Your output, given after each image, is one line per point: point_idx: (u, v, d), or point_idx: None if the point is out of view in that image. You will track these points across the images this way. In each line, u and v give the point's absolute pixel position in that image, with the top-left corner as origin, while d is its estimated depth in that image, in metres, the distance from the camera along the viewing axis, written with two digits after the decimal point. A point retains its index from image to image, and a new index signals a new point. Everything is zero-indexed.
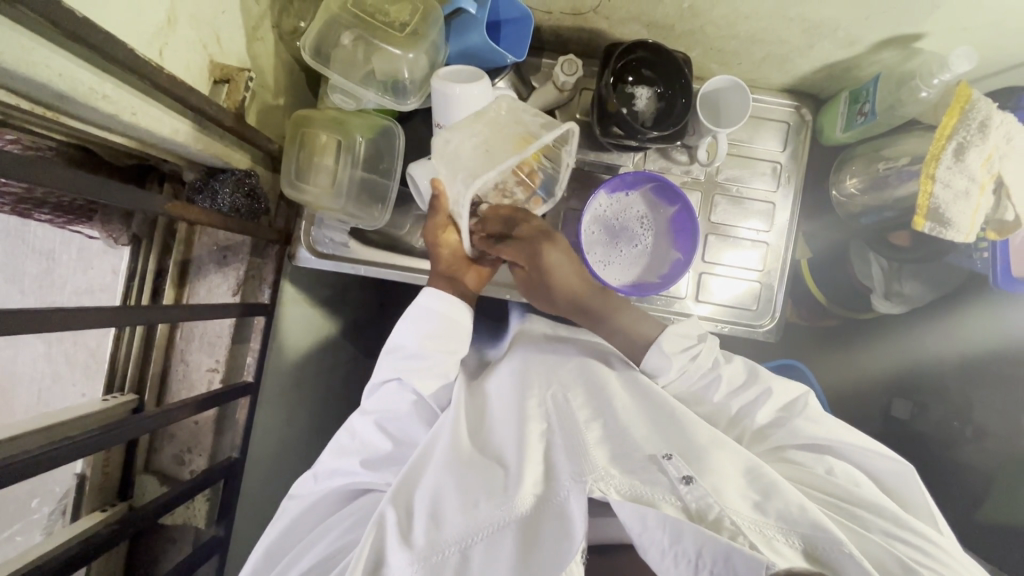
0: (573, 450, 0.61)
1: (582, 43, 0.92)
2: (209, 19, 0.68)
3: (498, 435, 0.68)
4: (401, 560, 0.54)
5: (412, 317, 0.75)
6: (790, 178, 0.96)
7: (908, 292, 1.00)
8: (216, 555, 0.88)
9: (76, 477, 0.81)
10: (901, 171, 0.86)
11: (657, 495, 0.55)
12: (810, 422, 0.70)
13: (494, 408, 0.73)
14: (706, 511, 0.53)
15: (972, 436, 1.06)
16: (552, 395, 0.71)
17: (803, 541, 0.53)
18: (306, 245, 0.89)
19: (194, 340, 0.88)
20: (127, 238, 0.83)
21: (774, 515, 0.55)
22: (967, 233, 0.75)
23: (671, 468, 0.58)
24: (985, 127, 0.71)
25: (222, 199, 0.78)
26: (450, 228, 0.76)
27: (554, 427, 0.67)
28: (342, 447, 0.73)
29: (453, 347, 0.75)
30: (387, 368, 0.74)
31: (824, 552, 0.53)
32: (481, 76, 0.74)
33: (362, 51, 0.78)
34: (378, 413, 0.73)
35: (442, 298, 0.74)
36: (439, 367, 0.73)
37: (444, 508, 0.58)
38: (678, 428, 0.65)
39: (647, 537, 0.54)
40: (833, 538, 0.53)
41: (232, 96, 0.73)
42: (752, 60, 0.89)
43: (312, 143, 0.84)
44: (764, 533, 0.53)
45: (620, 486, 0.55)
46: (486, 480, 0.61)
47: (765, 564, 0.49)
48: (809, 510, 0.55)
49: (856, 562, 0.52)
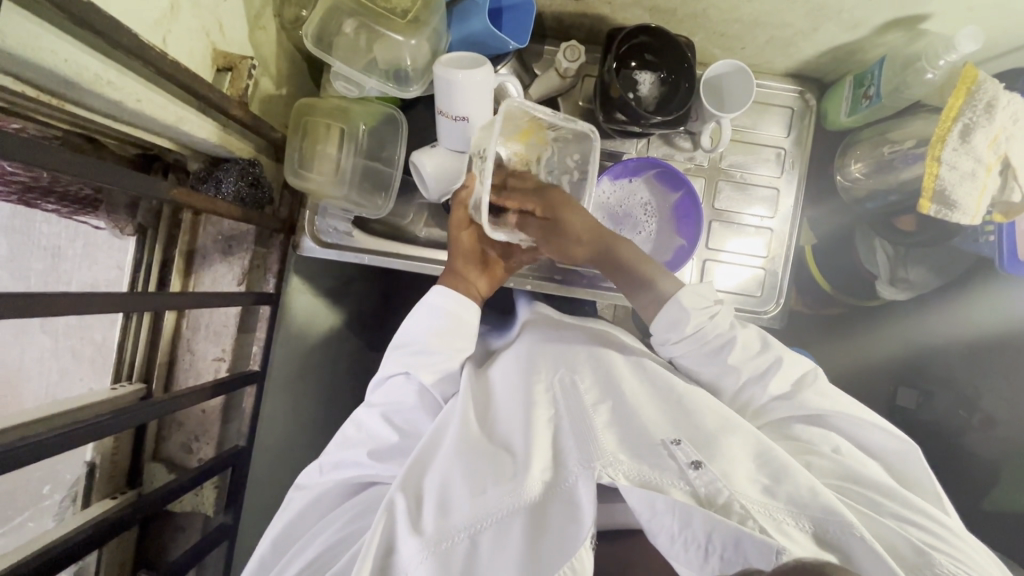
0: (581, 435, 0.63)
1: (584, 29, 0.92)
2: (212, 6, 0.68)
3: (505, 419, 0.69)
4: (411, 546, 0.55)
5: (419, 313, 0.77)
6: (794, 164, 0.96)
7: (912, 278, 1.00)
8: (225, 542, 0.89)
9: (85, 465, 0.80)
10: (907, 155, 0.85)
11: (666, 480, 0.56)
12: (819, 396, 0.70)
13: (499, 392, 0.74)
14: (714, 496, 0.55)
15: (978, 423, 1.07)
16: (560, 378, 0.72)
17: (812, 523, 0.54)
18: (311, 234, 0.89)
19: (200, 329, 0.88)
20: (133, 228, 0.83)
21: (782, 498, 0.56)
22: (973, 216, 0.74)
23: (679, 453, 0.60)
24: (992, 108, 0.70)
25: (226, 186, 0.78)
26: (470, 226, 0.80)
27: (561, 414, 0.68)
28: (348, 439, 0.75)
29: (459, 344, 0.77)
30: (395, 362, 0.76)
31: (832, 535, 0.54)
32: (483, 61, 0.75)
33: (365, 38, 0.78)
34: (385, 406, 0.74)
35: (450, 296, 0.76)
36: (445, 364, 0.75)
37: (453, 495, 0.59)
38: (687, 415, 0.66)
39: (656, 523, 0.55)
40: (840, 521, 0.54)
41: (236, 84, 0.72)
42: (755, 45, 0.89)
43: (315, 130, 0.84)
44: (774, 516, 0.54)
45: (628, 472, 0.57)
46: (494, 466, 0.62)
47: (774, 550, 0.49)
48: (819, 493, 0.56)
49: (866, 546, 0.53)
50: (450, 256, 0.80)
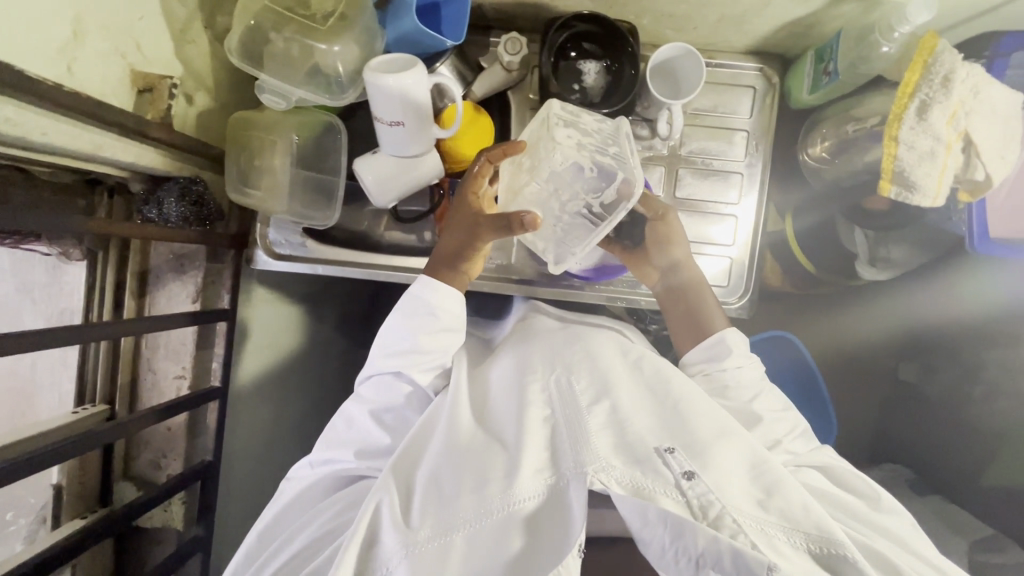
0: (576, 435, 0.61)
1: (529, 18, 0.88)
2: (126, 27, 0.67)
3: (502, 419, 0.69)
4: (392, 540, 0.56)
5: (406, 307, 0.75)
6: (758, 146, 0.92)
7: (894, 256, 0.96)
8: (199, 554, 0.91)
9: (52, 487, 0.82)
10: (871, 132, 0.80)
11: (658, 488, 0.55)
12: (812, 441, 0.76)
13: (496, 395, 0.74)
14: (708, 508, 0.53)
15: (982, 397, 1.03)
16: (556, 380, 0.71)
17: (808, 543, 0.53)
18: (263, 247, 0.90)
19: (159, 349, 0.89)
20: (81, 253, 0.83)
21: (775, 513, 0.55)
22: (934, 197, 0.70)
23: (674, 462, 0.57)
24: (950, 81, 0.65)
25: (169, 209, 0.78)
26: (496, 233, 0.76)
27: (557, 416, 0.66)
28: (337, 437, 0.75)
29: (450, 340, 0.77)
30: (384, 363, 0.75)
31: (828, 555, 0.53)
32: (413, 62, 0.72)
33: (294, 47, 0.75)
34: (374, 404, 0.74)
35: (440, 292, 0.75)
36: (437, 361, 0.76)
37: (442, 494, 0.59)
38: (683, 419, 0.65)
39: (648, 532, 0.55)
40: (833, 538, 0.53)
41: (156, 106, 0.71)
42: (707, 24, 0.84)
43: (253, 145, 0.82)
44: (765, 529, 0.53)
45: (621, 478, 0.56)
46: (485, 464, 0.61)
47: (766, 567, 0.49)
48: (812, 511, 0.55)
49: (864, 574, 0.51)
50: (461, 250, 0.76)
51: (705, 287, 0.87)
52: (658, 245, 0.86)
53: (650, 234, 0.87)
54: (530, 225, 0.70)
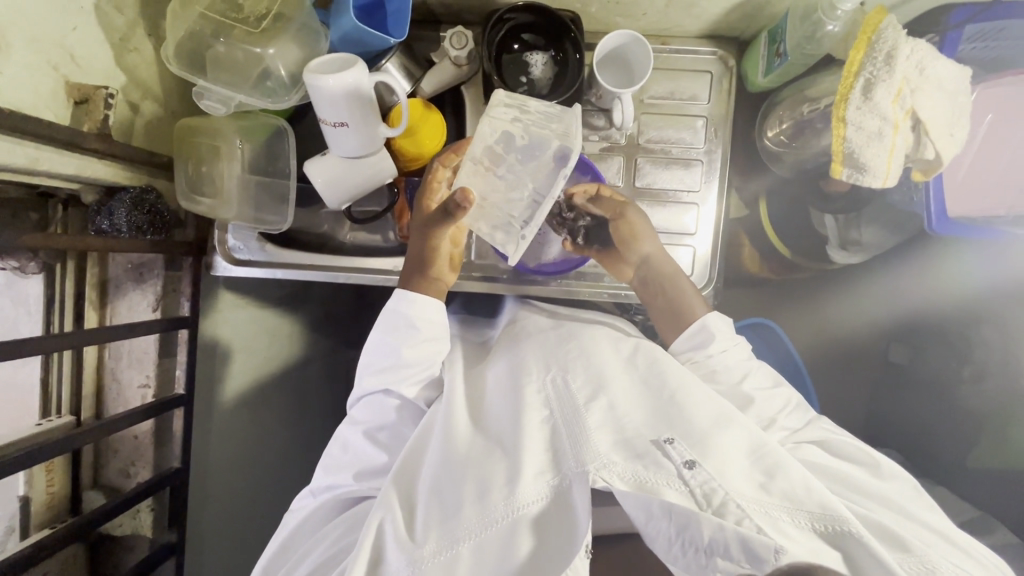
0: (576, 436, 0.61)
1: (476, 11, 0.87)
2: (57, 40, 0.67)
3: (500, 420, 0.69)
4: (399, 559, 0.57)
5: (387, 323, 0.74)
6: (717, 132, 0.90)
7: (867, 240, 0.98)
8: (173, 558, 0.92)
9: (18, 499, 0.82)
10: (824, 113, 0.79)
11: (661, 481, 0.55)
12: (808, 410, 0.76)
13: (494, 395, 0.73)
14: (711, 496, 0.53)
15: (969, 377, 1.02)
16: (552, 378, 0.71)
17: (812, 520, 0.54)
18: (222, 253, 0.90)
19: (123, 358, 0.90)
20: (37, 265, 0.81)
21: (778, 494, 0.56)
22: (885, 178, 0.68)
23: (674, 453, 0.58)
24: (893, 58, 0.63)
25: (120, 218, 0.77)
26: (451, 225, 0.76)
27: (556, 414, 0.66)
28: (336, 462, 0.75)
29: (435, 348, 0.76)
30: (370, 382, 0.75)
31: (837, 532, 0.54)
32: (353, 61, 0.71)
33: (231, 49, 0.74)
34: (366, 424, 0.74)
35: (419, 304, 0.74)
36: (422, 373, 0.75)
37: (448, 506, 0.60)
38: (681, 411, 0.64)
39: (653, 527, 0.55)
40: (834, 516, 0.54)
41: (93, 116, 0.70)
42: (655, 9, 0.82)
43: (198, 153, 0.82)
44: (771, 512, 0.54)
45: (623, 473, 0.56)
46: (485, 469, 0.62)
47: (773, 549, 0.49)
48: (816, 491, 0.56)
49: (870, 550, 0.52)
50: (425, 254, 0.77)
51: (681, 273, 0.84)
52: (624, 240, 0.85)
53: (615, 235, 0.85)
54: (464, 204, 0.68)
